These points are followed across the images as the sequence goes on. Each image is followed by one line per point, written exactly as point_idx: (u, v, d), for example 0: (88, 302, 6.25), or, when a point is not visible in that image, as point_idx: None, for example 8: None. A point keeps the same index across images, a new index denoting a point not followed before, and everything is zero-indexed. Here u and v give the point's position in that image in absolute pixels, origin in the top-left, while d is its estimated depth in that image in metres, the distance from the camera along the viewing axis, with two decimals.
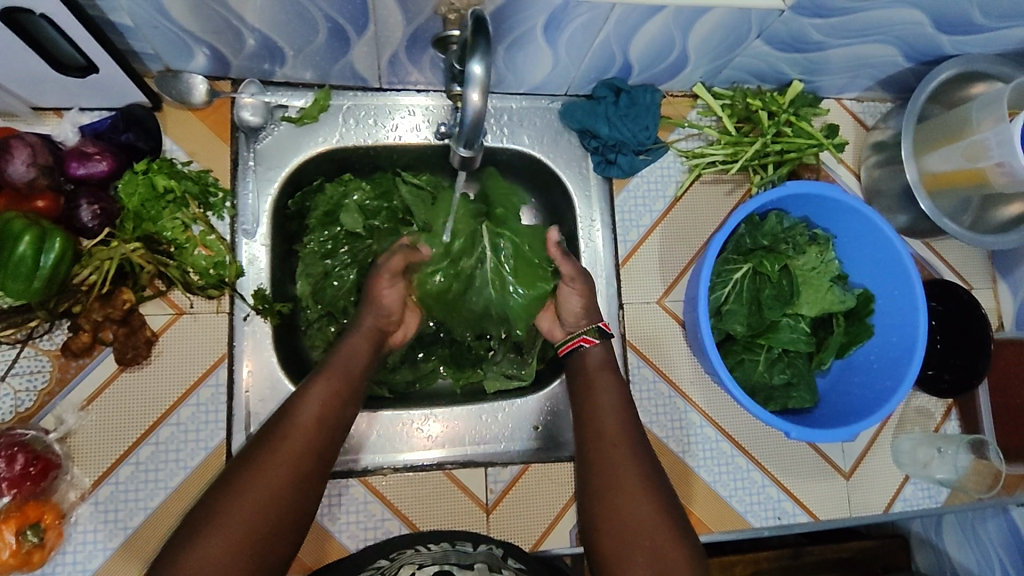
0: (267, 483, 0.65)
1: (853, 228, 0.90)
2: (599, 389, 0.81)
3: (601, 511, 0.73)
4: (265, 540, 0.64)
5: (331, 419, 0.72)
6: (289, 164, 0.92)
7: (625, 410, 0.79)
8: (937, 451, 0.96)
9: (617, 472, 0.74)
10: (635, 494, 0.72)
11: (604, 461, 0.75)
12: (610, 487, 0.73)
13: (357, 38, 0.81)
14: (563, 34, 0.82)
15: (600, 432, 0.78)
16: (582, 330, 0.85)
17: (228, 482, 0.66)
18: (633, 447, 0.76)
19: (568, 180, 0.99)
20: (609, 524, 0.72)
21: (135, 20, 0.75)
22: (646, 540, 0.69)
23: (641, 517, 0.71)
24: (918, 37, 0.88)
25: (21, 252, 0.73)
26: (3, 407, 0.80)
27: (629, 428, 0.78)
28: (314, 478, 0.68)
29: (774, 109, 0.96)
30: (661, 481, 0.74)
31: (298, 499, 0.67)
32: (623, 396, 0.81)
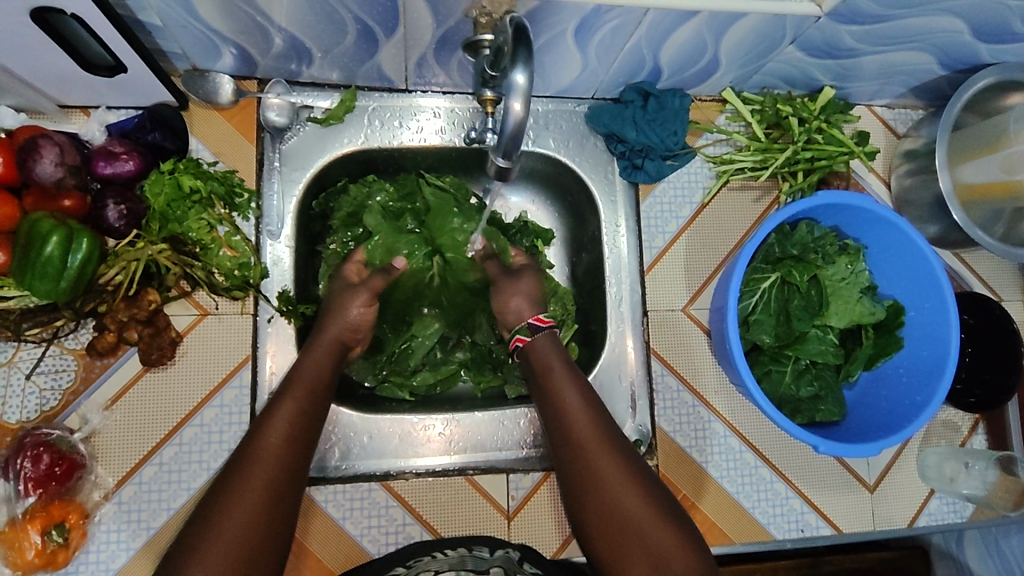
0: (246, 501, 0.63)
1: (885, 239, 0.88)
2: (561, 393, 0.78)
3: (591, 523, 0.71)
4: (256, 558, 0.62)
5: (300, 422, 0.70)
6: (314, 165, 0.91)
7: (592, 411, 0.77)
8: (964, 465, 0.94)
9: (598, 481, 0.72)
10: (622, 500, 0.70)
11: (581, 472, 0.73)
12: (595, 499, 0.71)
13: (384, 39, 0.80)
14: (593, 38, 0.81)
15: (570, 438, 0.75)
16: (516, 330, 0.85)
17: (204, 511, 0.63)
18: (609, 449, 0.74)
19: (593, 185, 0.97)
20: (604, 533, 0.70)
21: (165, 20, 0.74)
22: (644, 546, 0.68)
23: (634, 523, 0.69)
24: (955, 45, 0.86)
25: (48, 253, 0.73)
26: (29, 406, 0.80)
27: (598, 428, 0.75)
28: (292, 483, 0.66)
29: (805, 116, 0.95)
30: (645, 479, 0.72)
31: (281, 510, 0.64)
32: (586, 396, 0.78)
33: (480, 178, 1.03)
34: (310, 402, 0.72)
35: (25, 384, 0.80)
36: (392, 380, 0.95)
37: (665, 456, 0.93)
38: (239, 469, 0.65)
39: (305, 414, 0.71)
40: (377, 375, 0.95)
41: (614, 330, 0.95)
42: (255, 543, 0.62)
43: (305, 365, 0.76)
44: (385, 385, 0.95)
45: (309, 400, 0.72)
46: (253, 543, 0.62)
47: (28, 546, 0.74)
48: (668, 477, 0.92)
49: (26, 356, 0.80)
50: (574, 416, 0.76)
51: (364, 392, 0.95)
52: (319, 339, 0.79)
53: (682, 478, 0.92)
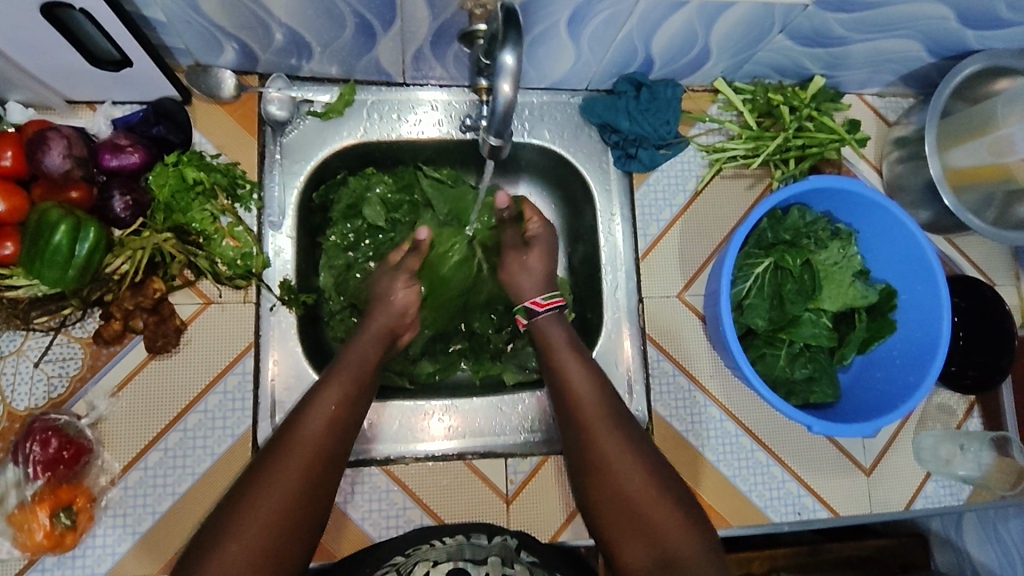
0: (280, 485, 0.63)
1: (875, 223, 0.90)
2: (571, 369, 0.80)
3: (595, 495, 0.73)
4: (281, 546, 0.61)
5: (344, 410, 0.70)
6: (314, 157, 0.93)
7: (598, 386, 0.79)
8: (959, 447, 0.95)
9: (602, 456, 0.73)
10: (625, 477, 0.71)
11: (587, 445, 0.75)
12: (597, 472, 0.73)
13: (382, 32, 0.82)
14: (586, 29, 0.83)
15: (578, 411, 0.77)
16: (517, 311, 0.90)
17: (234, 495, 0.63)
18: (616, 425, 0.75)
19: (588, 175, 0.99)
20: (605, 507, 0.72)
21: (168, 15, 0.76)
22: (644, 523, 0.69)
23: (636, 500, 0.70)
24: (942, 32, 0.87)
25: (57, 241, 0.75)
26: (37, 393, 0.81)
27: (604, 402, 0.77)
28: (329, 470, 0.66)
29: (796, 104, 0.96)
30: (648, 455, 0.74)
31: (314, 498, 0.64)
32: (594, 373, 0.80)
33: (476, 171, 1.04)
34: (355, 391, 0.73)
35: (33, 371, 0.82)
36: (391, 369, 0.95)
37: (662, 441, 0.94)
38: (281, 451, 0.65)
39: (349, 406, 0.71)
40: None
41: (610, 317, 0.96)
42: (284, 528, 0.61)
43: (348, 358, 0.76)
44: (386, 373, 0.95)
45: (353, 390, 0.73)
46: (280, 529, 0.61)
47: (37, 528, 0.76)
48: (665, 461, 0.93)
49: (34, 345, 0.82)
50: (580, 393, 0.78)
51: None
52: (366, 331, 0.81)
53: (678, 462, 0.93)
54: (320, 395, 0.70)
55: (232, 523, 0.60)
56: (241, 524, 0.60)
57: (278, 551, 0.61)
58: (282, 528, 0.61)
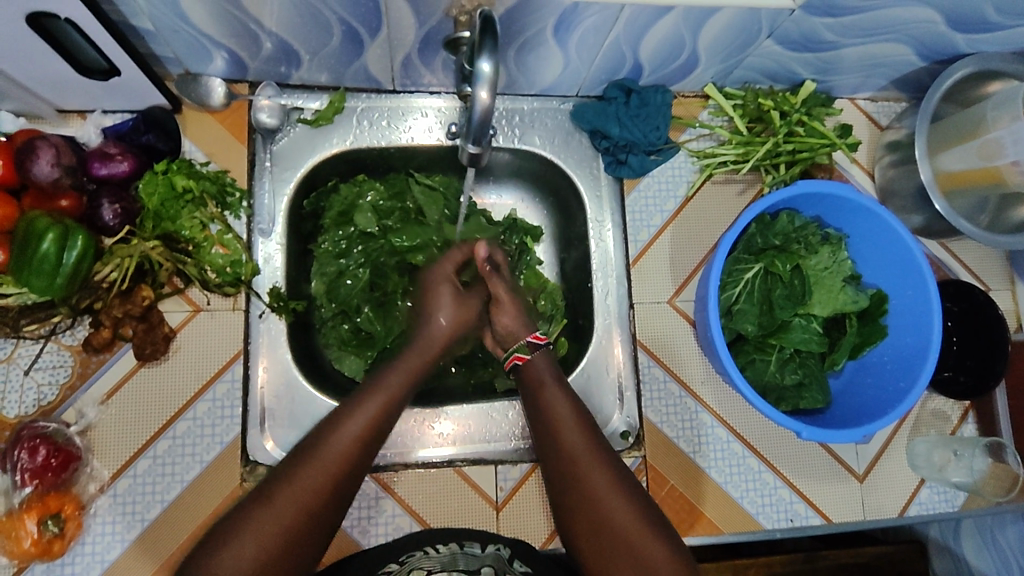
0: (302, 497, 0.60)
1: (865, 228, 0.89)
2: (553, 404, 0.75)
3: (581, 535, 0.69)
4: (291, 559, 0.59)
5: (382, 422, 0.66)
6: (304, 165, 0.93)
7: (583, 421, 0.74)
8: (953, 453, 0.94)
9: (588, 495, 0.69)
10: (613, 517, 0.68)
11: (572, 484, 0.70)
12: (584, 514, 0.69)
13: (370, 40, 0.82)
14: (574, 35, 0.83)
15: (561, 450, 0.72)
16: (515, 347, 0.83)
17: (248, 500, 0.61)
18: (602, 461, 0.71)
19: (578, 181, 0.99)
20: (591, 547, 0.68)
21: (156, 25, 0.77)
22: (631, 558, 0.66)
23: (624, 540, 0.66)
24: (931, 36, 0.87)
25: (44, 250, 0.75)
26: (27, 400, 0.82)
27: (589, 438, 0.72)
28: (352, 482, 0.64)
29: (786, 109, 0.97)
30: (637, 495, 0.69)
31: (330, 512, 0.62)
32: (579, 408, 0.75)
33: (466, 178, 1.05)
34: (385, 414, 0.67)
35: (24, 379, 0.82)
36: None
37: (653, 447, 0.93)
38: (309, 461, 0.62)
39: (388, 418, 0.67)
40: None
41: (601, 323, 0.96)
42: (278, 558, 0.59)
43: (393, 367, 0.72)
44: None
45: (393, 401, 0.68)
46: (292, 543, 0.59)
47: (25, 535, 0.76)
48: (656, 467, 0.93)
49: (24, 353, 0.82)
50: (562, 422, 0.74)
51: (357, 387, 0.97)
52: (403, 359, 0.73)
53: (669, 469, 0.93)
54: (358, 407, 0.66)
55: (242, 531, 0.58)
56: (253, 532, 0.58)
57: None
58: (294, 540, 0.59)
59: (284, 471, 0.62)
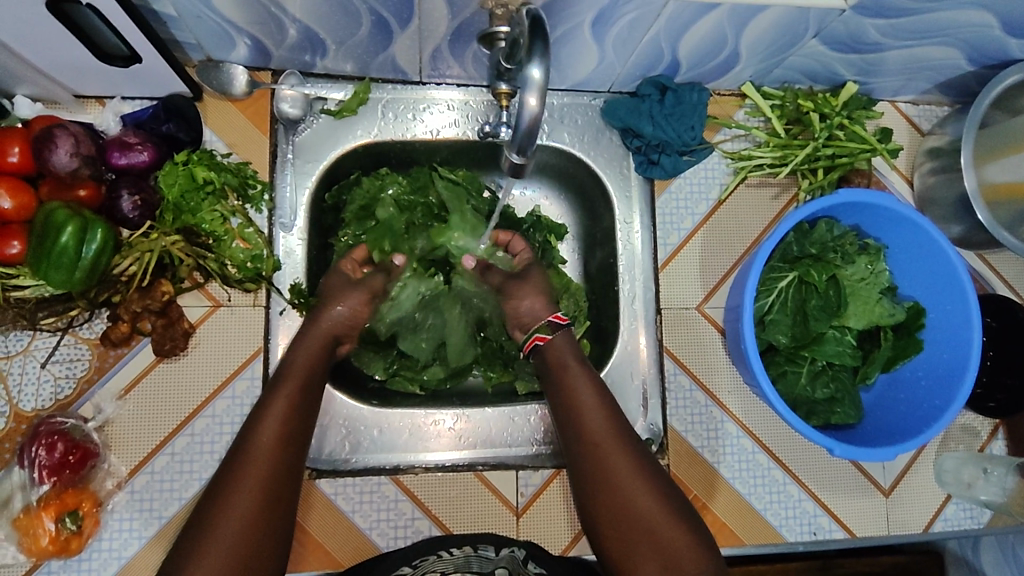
0: (244, 499, 0.64)
1: (906, 239, 0.87)
2: (579, 395, 0.78)
3: (604, 521, 0.72)
4: (259, 543, 0.63)
5: (294, 416, 0.71)
6: (326, 157, 0.90)
7: (605, 410, 0.77)
8: (982, 471, 0.91)
9: (613, 481, 0.72)
10: (633, 504, 0.71)
11: (593, 473, 0.74)
12: (606, 499, 0.72)
13: (399, 30, 0.79)
14: (611, 31, 0.80)
15: (583, 438, 0.76)
16: (535, 329, 0.85)
17: (203, 515, 0.64)
18: (623, 449, 0.74)
19: (608, 180, 0.96)
20: (613, 530, 0.71)
21: (179, 10, 0.74)
22: (653, 545, 0.69)
23: (643, 525, 0.70)
24: (984, 40, 0.83)
25: (64, 242, 0.73)
26: (43, 393, 0.80)
27: (610, 427, 0.76)
28: (292, 477, 0.68)
29: (827, 112, 0.93)
30: (655, 480, 0.73)
31: (279, 508, 0.66)
32: (602, 398, 0.79)
33: (493, 172, 1.01)
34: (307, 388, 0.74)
35: (40, 372, 0.80)
36: (402, 374, 0.95)
37: (676, 455, 0.92)
38: (238, 470, 0.66)
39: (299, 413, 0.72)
40: (388, 369, 0.95)
41: (627, 327, 0.94)
42: (256, 529, 0.64)
43: (295, 358, 0.77)
44: (396, 379, 0.95)
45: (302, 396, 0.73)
46: (253, 534, 0.63)
47: (42, 533, 0.75)
48: (680, 476, 0.91)
49: (41, 345, 0.81)
50: (585, 412, 0.77)
51: (375, 385, 0.95)
52: (321, 327, 0.81)
53: (692, 477, 0.91)
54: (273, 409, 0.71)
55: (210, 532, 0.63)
56: (219, 531, 0.62)
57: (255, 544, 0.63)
58: (260, 536, 0.63)
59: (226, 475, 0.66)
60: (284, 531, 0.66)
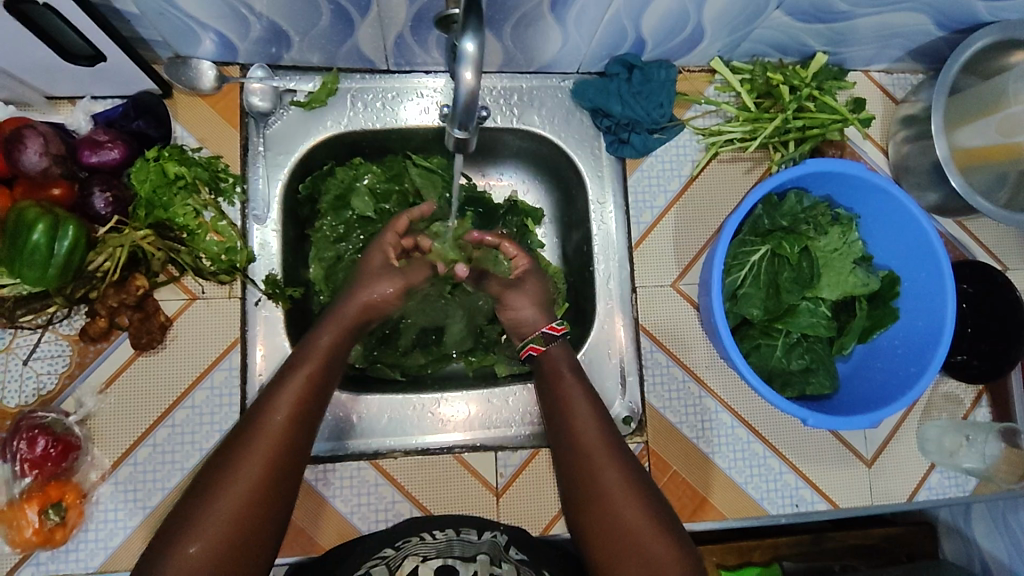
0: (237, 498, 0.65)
1: (879, 207, 0.86)
2: (577, 402, 0.79)
3: (588, 513, 0.73)
4: (244, 545, 0.65)
5: (293, 433, 0.71)
6: (298, 149, 0.91)
7: (599, 420, 0.78)
8: (965, 438, 0.92)
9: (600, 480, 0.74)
10: (621, 505, 0.72)
11: (585, 479, 0.75)
12: (596, 503, 0.73)
13: (360, 19, 0.80)
14: (571, 10, 0.79)
15: (577, 446, 0.77)
16: (529, 340, 0.86)
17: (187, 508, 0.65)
18: (616, 458, 0.75)
19: (580, 161, 0.96)
20: (594, 520, 0.72)
21: (140, 7, 0.74)
22: (635, 545, 0.70)
23: (627, 522, 0.71)
24: (950, 4, 0.82)
25: (35, 240, 0.74)
26: (27, 389, 0.82)
27: (605, 437, 0.77)
28: (287, 486, 0.69)
29: (795, 83, 0.93)
30: (643, 487, 0.74)
31: (268, 514, 0.67)
32: (596, 409, 0.79)
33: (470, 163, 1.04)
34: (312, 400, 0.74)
35: (23, 369, 0.82)
36: (383, 361, 0.96)
37: (655, 432, 0.92)
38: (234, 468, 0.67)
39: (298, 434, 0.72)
40: (369, 357, 0.95)
41: (602, 306, 0.94)
42: (245, 531, 0.65)
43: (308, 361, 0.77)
44: (377, 366, 0.95)
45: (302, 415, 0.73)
46: (242, 535, 0.65)
47: (26, 525, 0.77)
48: (658, 453, 0.91)
49: (23, 342, 0.82)
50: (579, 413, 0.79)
51: (355, 373, 0.95)
52: (324, 330, 0.81)
53: (672, 454, 0.92)
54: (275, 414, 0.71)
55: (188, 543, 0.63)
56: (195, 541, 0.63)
57: (240, 546, 0.65)
58: (244, 536, 0.65)
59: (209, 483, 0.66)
60: (269, 537, 0.67)
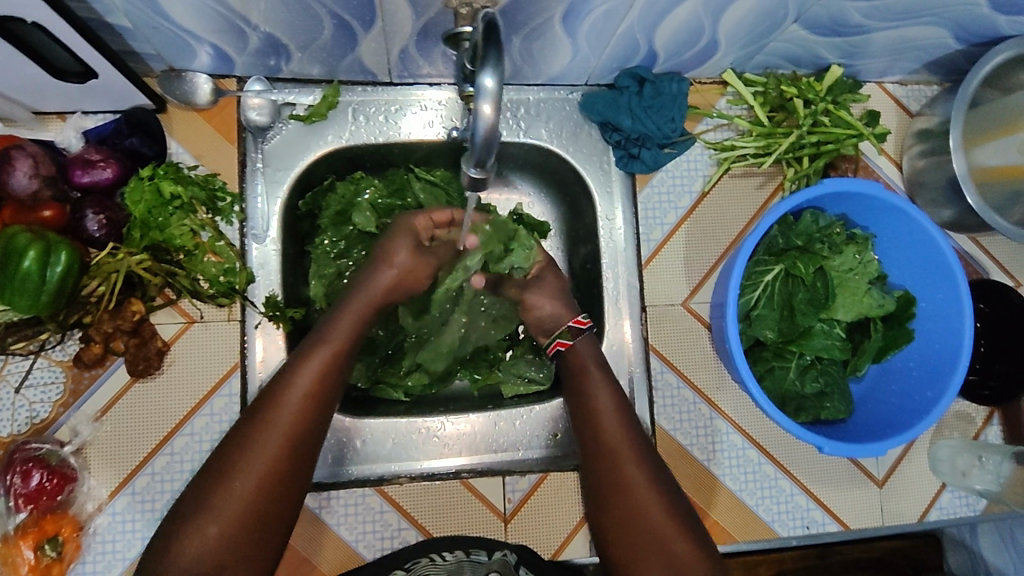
0: (254, 477, 0.65)
1: (895, 226, 0.84)
2: (603, 409, 0.78)
3: (615, 527, 0.72)
4: (262, 520, 0.65)
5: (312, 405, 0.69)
6: (299, 164, 0.88)
7: (624, 416, 0.77)
8: (978, 459, 0.90)
9: (629, 491, 0.73)
10: (650, 515, 0.71)
11: (611, 491, 0.74)
12: (624, 516, 0.72)
13: (363, 33, 0.76)
14: (583, 24, 0.77)
15: (600, 442, 0.76)
16: (557, 334, 0.84)
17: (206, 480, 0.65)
18: (642, 466, 0.74)
19: (589, 176, 0.94)
20: (623, 533, 0.72)
21: (133, 22, 0.71)
22: (658, 544, 0.70)
23: (655, 534, 0.70)
24: (971, 19, 0.80)
25: (26, 267, 0.71)
26: (19, 418, 0.79)
27: (633, 445, 0.76)
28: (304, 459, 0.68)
29: (811, 98, 0.90)
30: (672, 494, 0.73)
31: (285, 489, 0.66)
32: (626, 417, 0.78)
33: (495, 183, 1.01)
34: (329, 371, 0.72)
35: (15, 397, 0.79)
36: (386, 381, 0.92)
37: (666, 455, 0.90)
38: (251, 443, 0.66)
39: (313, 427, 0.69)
40: (371, 377, 0.92)
41: (612, 324, 0.91)
42: (261, 506, 0.65)
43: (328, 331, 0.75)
44: (380, 386, 0.92)
45: (316, 389, 0.70)
46: (258, 510, 0.65)
47: (22, 562, 0.76)
48: None
49: (14, 369, 0.79)
50: (605, 420, 0.77)
51: (358, 394, 0.93)
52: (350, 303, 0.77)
53: (682, 477, 0.90)
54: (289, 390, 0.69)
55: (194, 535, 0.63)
56: (208, 519, 0.63)
57: (259, 520, 0.65)
58: (261, 510, 0.65)
59: (228, 457, 0.66)
60: (289, 506, 0.68)
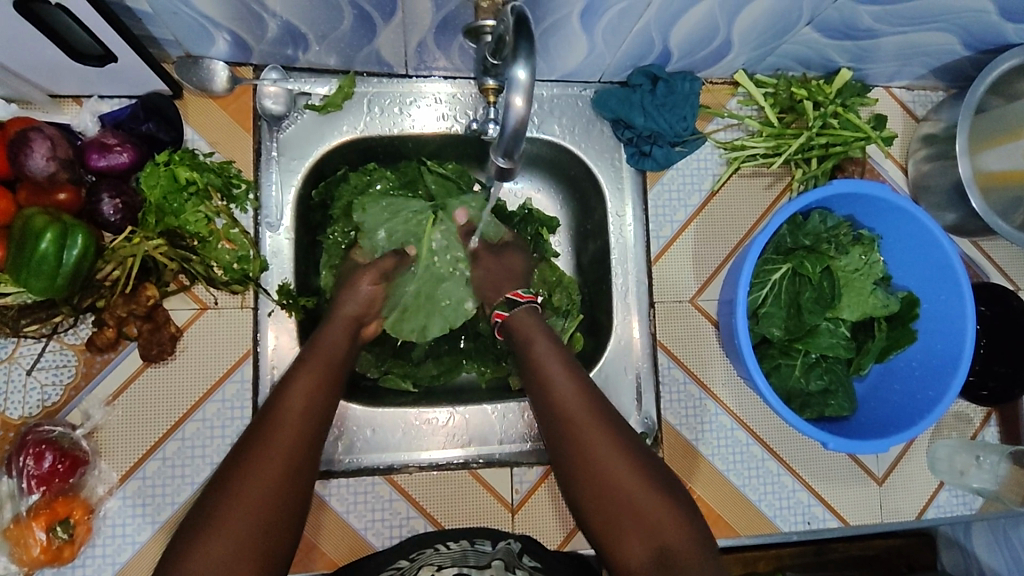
0: (255, 488, 0.63)
1: (900, 229, 0.86)
2: (558, 381, 0.75)
3: (591, 504, 0.70)
4: (266, 534, 0.63)
5: (308, 416, 0.70)
6: (312, 154, 0.88)
7: (582, 390, 0.74)
8: (975, 458, 0.92)
9: (595, 462, 0.70)
10: (621, 485, 0.69)
11: (580, 465, 0.71)
12: (598, 489, 0.69)
13: (383, 24, 0.77)
14: (600, 21, 0.77)
15: (562, 420, 0.73)
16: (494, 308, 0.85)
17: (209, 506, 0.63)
18: (609, 435, 0.72)
19: (600, 173, 0.94)
20: (601, 510, 0.69)
21: (154, 7, 0.71)
22: (638, 518, 0.67)
23: (629, 502, 0.68)
24: (980, 26, 0.82)
25: (43, 249, 0.71)
26: (30, 401, 0.79)
27: (596, 414, 0.73)
28: (304, 469, 0.67)
29: (820, 100, 0.92)
30: (642, 460, 0.71)
31: (289, 500, 0.65)
32: (583, 387, 0.75)
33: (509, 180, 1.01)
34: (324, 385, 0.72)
35: (26, 379, 0.79)
36: (395, 372, 0.93)
37: (670, 449, 0.92)
38: (251, 459, 0.65)
39: (311, 436, 0.69)
40: (380, 368, 0.93)
41: (619, 319, 0.93)
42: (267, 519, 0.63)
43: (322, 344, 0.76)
44: (388, 377, 0.93)
45: (314, 401, 0.71)
46: (262, 524, 0.63)
47: (33, 543, 0.75)
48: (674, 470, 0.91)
49: (26, 352, 0.79)
50: (560, 391, 0.74)
51: (368, 384, 0.93)
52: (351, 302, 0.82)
53: (687, 471, 0.91)
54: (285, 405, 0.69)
55: (188, 556, 0.60)
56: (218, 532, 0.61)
57: (265, 533, 0.63)
58: (264, 524, 0.63)
59: (230, 476, 0.64)
60: (292, 518, 0.65)
